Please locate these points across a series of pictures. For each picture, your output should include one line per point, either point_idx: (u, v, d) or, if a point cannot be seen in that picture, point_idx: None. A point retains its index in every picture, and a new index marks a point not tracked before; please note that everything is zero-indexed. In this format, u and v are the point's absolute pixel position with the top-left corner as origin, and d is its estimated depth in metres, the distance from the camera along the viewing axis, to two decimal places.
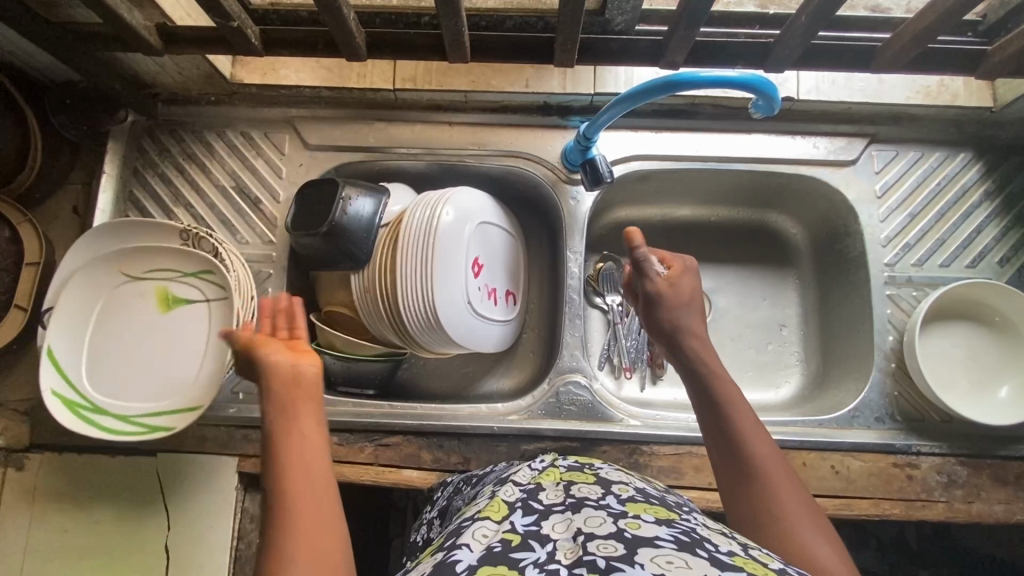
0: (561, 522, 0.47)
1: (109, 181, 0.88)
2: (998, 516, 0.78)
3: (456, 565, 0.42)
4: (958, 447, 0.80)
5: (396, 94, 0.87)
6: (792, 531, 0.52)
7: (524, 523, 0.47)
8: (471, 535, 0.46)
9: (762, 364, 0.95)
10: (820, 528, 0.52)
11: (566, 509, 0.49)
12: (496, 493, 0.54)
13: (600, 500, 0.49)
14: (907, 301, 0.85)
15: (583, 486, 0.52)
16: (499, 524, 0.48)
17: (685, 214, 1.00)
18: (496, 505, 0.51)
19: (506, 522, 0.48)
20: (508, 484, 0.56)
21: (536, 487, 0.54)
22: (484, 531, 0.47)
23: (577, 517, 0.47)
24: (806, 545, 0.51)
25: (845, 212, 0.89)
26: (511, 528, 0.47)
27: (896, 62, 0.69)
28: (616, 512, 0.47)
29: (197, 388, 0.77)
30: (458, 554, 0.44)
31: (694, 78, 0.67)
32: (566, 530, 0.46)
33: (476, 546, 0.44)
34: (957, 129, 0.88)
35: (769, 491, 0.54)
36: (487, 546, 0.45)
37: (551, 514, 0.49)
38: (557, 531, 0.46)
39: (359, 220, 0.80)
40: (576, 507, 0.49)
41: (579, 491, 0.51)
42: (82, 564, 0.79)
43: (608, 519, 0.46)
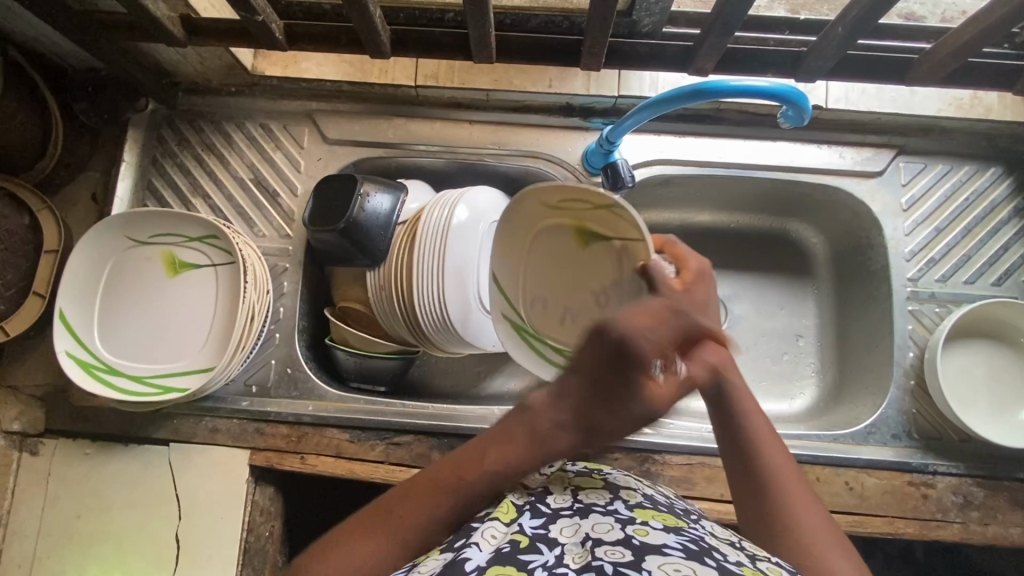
0: (568, 526, 0.47)
1: (128, 170, 0.88)
2: (1013, 539, 0.77)
3: (466, 564, 0.42)
4: (975, 468, 0.79)
5: (417, 90, 0.86)
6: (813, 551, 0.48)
7: (533, 526, 0.48)
8: (481, 534, 0.46)
9: (777, 374, 0.94)
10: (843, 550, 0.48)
11: (573, 514, 0.49)
12: None
13: (607, 507, 0.50)
14: (928, 317, 0.84)
15: (591, 492, 0.52)
16: (508, 526, 0.47)
17: (704, 219, 0.98)
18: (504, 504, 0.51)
19: (515, 523, 0.48)
20: None
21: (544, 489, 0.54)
22: (493, 532, 0.47)
23: (585, 523, 0.47)
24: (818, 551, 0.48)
25: (870, 224, 0.87)
26: (520, 530, 0.47)
27: (931, 75, 0.67)
28: (624, 518, 0.47)
29: (209, 348, 0.78)
30: (467, 552, 0.44)
31: (724, 86, 0.66)
32: (574, 535, 0.46)
33: (484, 547, 0.44)
34: (988, 143, 0.87)
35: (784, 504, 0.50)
36: (497, 546, 0.45)
37: (559, 518, 0.49)
38: (564, 535, 0.46)
39: (376, 218, 0.80)
40: (584, 513, 0.49)
41: (587, 496, 0.52)
42: (93, 550, 0.80)
43: (617, 526, 0.46)
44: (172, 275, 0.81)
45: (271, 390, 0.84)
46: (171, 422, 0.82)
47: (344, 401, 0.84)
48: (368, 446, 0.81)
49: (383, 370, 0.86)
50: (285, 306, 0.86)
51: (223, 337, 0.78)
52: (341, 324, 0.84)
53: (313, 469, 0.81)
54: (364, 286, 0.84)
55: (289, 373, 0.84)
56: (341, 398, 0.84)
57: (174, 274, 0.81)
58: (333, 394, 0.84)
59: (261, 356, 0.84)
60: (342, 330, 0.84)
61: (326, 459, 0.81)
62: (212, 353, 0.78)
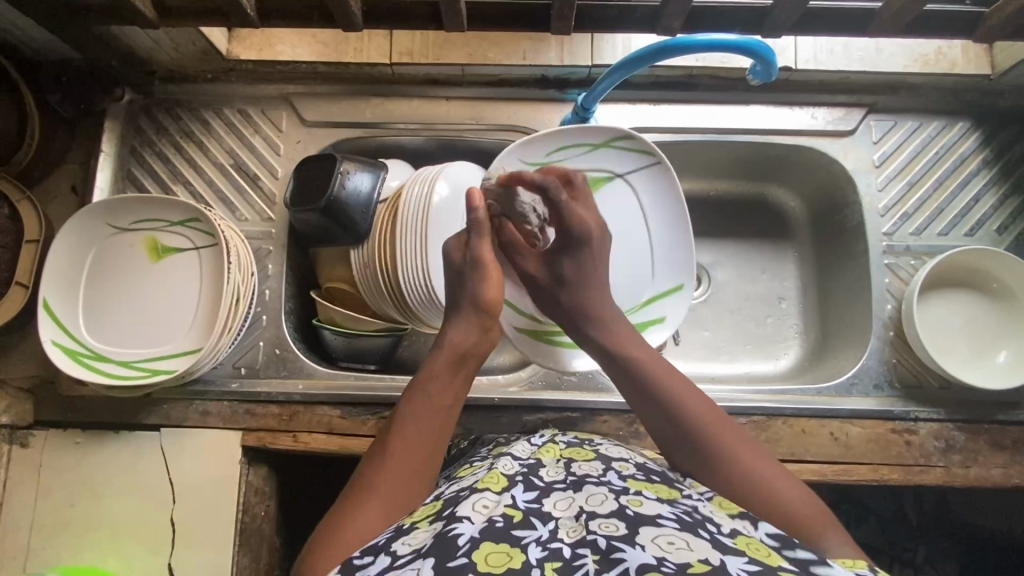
0: (563, 499, 0.51)
1: (107, 161, 0.88)
2: (995, 480, 0.78)
3: (458, 539, 0.45)
4: (956, 413, 0.80)
5: (393, 68, 0.87)
6: (760, 485, 0.55)
7: (525, 499, 0.51)
8: (472, 507, 0.49)
9: (761, 337, 0.96)
10: (785, 478, 0.56)
11: (567, 487, 0.52)
12: (496, 466, 0.57)
13: (601, 478, 0.54)
14: (904, 269, 0.86)
15: (584, 464, 0.57)
16: (500, 498, 0.50)
17: (684, 188, 1.00)
18: (495, 477, 0.54)
19: (507, 497, 0.51)
20: (508, 457, 0.59)
21: (537, 462, 0.57)
22: (485, 503, 0.50)
23: (579, 496, 0.50)
24: (778, 495, 0.54)
25: (844, 182, 0.89)
26: (512, 504, 0.50)
27: (892, 26, 0.68)
28: (618, 489, 0.51)
29: (196, 332, 0.78)
30: (459, 526, 0.47)
31: (693, 41, 0.67)
32: (568, 508, 0.49)
33: (477, 519, 0.47)
34: (955, 98, 0.89)
35: (722, 449, 0.57)
36: (489, 519, 0.48)
37: (553, 492, 0.52)
38: (559, 508, 0.50)
39: (357, 197, 0.81)
40: (577, 485, 0.52)
41: (580, 469, 0.55)
42: (88, 537, 0.80)
43: (611, 496, 0.50)
44: (156, 260, 0.81)
45: (260, 370, 0.84)
46: (161, 407, 0.82)
47: (334, 378, 0.84)
48: (361, 421, 0.82)
49: (374, 347, 0.87)
50: (271, 288, 0.86)
51: (209, 319, 0.78)
52: (326, 304, 0.84)
53: (305, 446, 0.81)
54: (348, 264, 0.84)
55: (278, 353, 0.85)
56: (331, 376, 0.84)
57: (157, 259, 0.81)
58: (322, 372, 0.84)
59: (249, 338, 0.85)
60: (327, 309, 0.85)
61: (319, 436, 0.82)
62: (199, 335, 0.78)
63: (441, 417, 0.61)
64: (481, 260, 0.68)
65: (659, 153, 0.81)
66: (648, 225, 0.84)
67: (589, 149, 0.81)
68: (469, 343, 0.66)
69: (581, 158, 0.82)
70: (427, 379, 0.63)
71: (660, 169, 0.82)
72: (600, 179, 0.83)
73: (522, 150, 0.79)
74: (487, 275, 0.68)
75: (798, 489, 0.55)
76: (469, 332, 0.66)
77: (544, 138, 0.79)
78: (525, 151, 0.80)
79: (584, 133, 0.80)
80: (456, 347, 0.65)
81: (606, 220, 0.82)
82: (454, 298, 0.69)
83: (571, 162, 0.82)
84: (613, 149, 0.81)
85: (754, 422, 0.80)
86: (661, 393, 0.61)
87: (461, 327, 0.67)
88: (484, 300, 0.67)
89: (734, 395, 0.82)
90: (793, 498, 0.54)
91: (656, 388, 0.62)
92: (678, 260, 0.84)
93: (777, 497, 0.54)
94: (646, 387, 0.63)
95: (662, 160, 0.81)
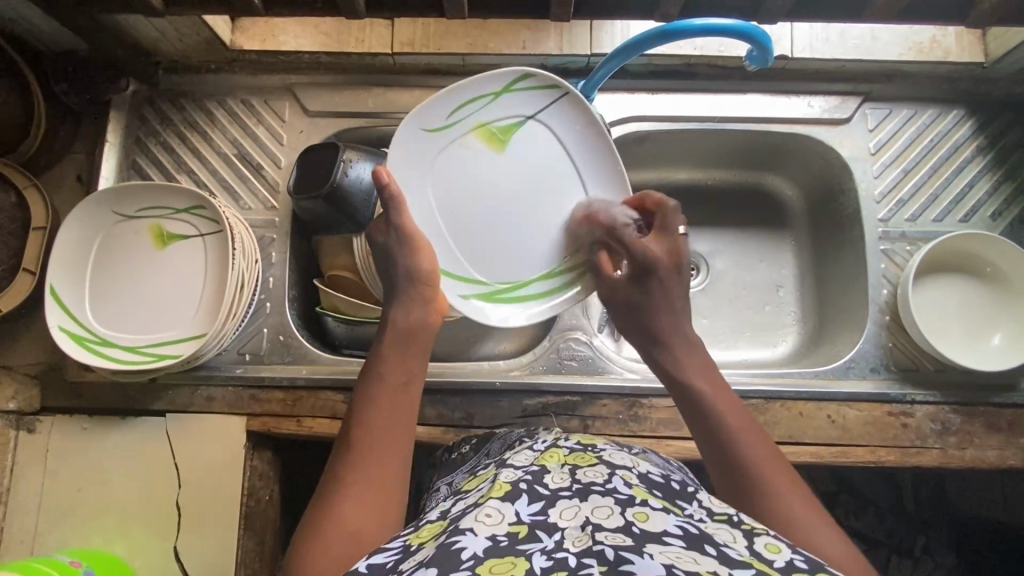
0: (568, 508, 0.50)
1: (112, 151, 0.89)
2: (990, 461, 0.79)
3: (462, 553, 0.45)
4: (951, 395, 0.81)
5: (395, 58, 0.88)
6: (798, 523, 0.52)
7: (531, 512, 0.50)
8: (475, 518, 0.49)
9: (759, 324, 0.97)
10: (823, 519, 0.53)
11: (573, 495, 0.51)
12: (498, 476, 0.56)
13: (606, 485, 0.52)
14: (900, 255, 0.87)
15: (588, 470, 0.55)
16: (504, 510, 0.50)
17: (682, 177, 1.01)
18: (499, 487, 0.54)
19: (511, 510, 0.50)
20: (510, 466, 0.58)
21: (541, 469, 0.56)
22: (489, 513, 0.50)
23: (585, 506, 0.50)
24: (817, 537, 0.51)
25: (840, 169, 0.90)
26: (517, 519, 0.49)
27: (886, 13, 0.70)
28: (624, 499, 0.50)
29: (201, 317, 0.79)
30: (463, 538, 0.46)
31: (689, 26, 0.68)
32: (575, 518, 0.49)
33: (481, 533, 0.47)
34: (950, 86, 0.90)
35: (766, 478, 0.55)
36: (494, 535, 0.48)
37: (559, 501, 0.51)
38: (564, 519, 0.49)
39: (360, 184, 0.81)
40: (583, 493, 0.51)
41: (585, 476, 0.54)
42: (95, 521, 0.81)
43: (617, 510, 0.49)
44: (161, 247, 0.82)
45: (265, 357, 0.85)
46: (166, 392, 0.83)
47: (337, 364, 0.85)
48: None
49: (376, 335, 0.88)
50: (274, 276, 0.87)
51: (214, 305, 0.79)
52: (328, 291, 0.85)
53: (310, 430, 0.82)
54: (350, 252, 0.85)
55: (282, 340, 0.86)
56: (335, 362, 0.85)
57: (162, 247, 0.82)
58: (325, 358, 0.85)
59: (253, 325, 0.86)
60: (329, 297, 0.85)
61: (323, 420, 0.83)
62: (203, 321, 0.79)
63: (396, 396, 0.62)
64: (405, 231, 0.68)
65: (564, 84, 0.73)
66: (572, 159, 0.76)
67: (489, 98, 0.72)
68: (418, 317, 0.67)
69: (483, 111, 0.73)
70: (377, 361, 0.64)
71: (568, 99, 0.73)
72: (512, 124, 0.74)
73: (416, 119, 0.69)
74: (417, 247, 0.69)
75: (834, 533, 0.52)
76: (416, 307, 0.68)
77: (438, 98, 0.69)
78: (421, 119, 0.70)
79: (479, 86, 0.71)
80: (404, 327, 0.66)
81: (526, 167, 0.75)
82: (388, 275, 0.70)
83: (478, 117, 0.73)
84: (516, 92, 0.73)
85: (753, 405, 0.81)
86: (718, 416, 0.61)
87: (403, 305, 0.68)
88: (420, 271, 0.69)
89: (732, 379, 0.83)
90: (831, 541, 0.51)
91: (706, 408, 0.62)
92: (608, 187, 0.77)
93: (817, 540, 0.51)
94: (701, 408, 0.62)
95: (568, 88, 0.73)
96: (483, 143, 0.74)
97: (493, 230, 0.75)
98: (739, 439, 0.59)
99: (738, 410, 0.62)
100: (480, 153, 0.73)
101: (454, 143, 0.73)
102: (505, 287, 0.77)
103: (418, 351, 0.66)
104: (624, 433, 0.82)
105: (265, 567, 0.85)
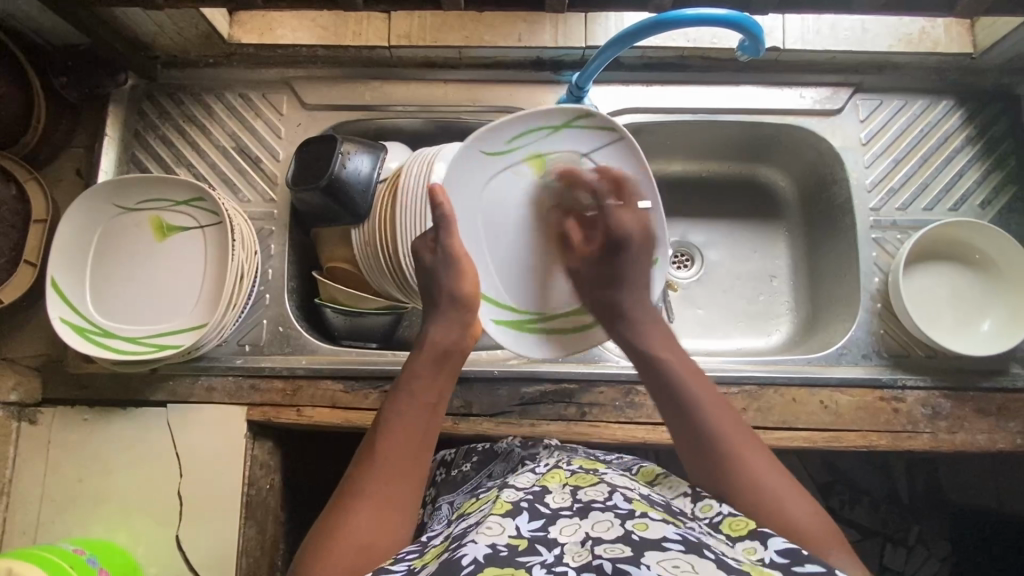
0: (569, 526, 0.51)
1: (112, 145, 0.90)
2: (980, 445, 0.81)
3: (463, 561, 0.46)
4: (942, 380, 0.83)
5: (392, 51, 0.89)
6: (766, 496, 0.56)
7: (531, 528, 0.51)
8: (478, 532, 0.50)
9: (754, 314, 0.98)
10: (793, 489, 0.56)
11: (573, 514, 0.53)
12: (500, 495, 0.58)
13: (606, 501, 0.53)
14: (891, 243, 0.88)
15: (589, 489, 0.56)
16: (505, 526, 0.51)
17: (676, 169, 1.02)
18: (501, 502, 0.55)
19: (512, 524, 0.51)
20: (512, 486, 0.59)
21: (542, 489, 0.57)
22: (490, 526, 0.51)
23: (585, 522, 0.51)
24: (785, 509, 0.55)
25: (832, 160, 0.92)
26: (517, 533, 0.51)
27: (874, 3, 0.71)
28: (624, 512, 0.51)
29: (201, 308, 0.80)
30: (465, 550, 0.48)
31: (681, 16, 0.69)
32: (574, 534, 0.50)
33: (483, 542, 0.49)
34: (939, 77, 0.91)
35: (732, 454, 0.58)
36: (494, 546, 0.49)
37: (559, 519, 0.52)
38: (564, 535, 0.50)
39: (357, 176, 0.82)
40: (583, 512, 0.53)
41: (586, 495, 0.55)
42: (97, 511, 0.82)
43: (616, 523, 0.50)
44: (161, 239, 0.83)
45: (264, 347, 0.86)
46: (167, 383, 0.84)
47: (336, 354, 0.86)
48: (363, 395, 0.84)
49: (375, 326, 0.89)
50: (273, 268, 0.88)
51: (214, 295, 0.80)
52: (326, 282, 0.86)
53: (310, 420, 0.83)
54: (349, 244, 0.86)
55: (281, 331, 0.86)
56: (334, 352, 0.86)
57: (162, 238, 0.83)
58: (325, 348, 0.86)
59: (253, 316, 0.86)
60: (328, 287, 0.86)
61: (322, 410, 0.83)
62: (204, 311, 0.80)
63: (424, 414, 0.62)
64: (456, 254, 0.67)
65: (621, 129, 0.74)
66: None
67: (549, 131, 0.74)
68: (452, 339, 0.67)
69: (539, 143, 0.75)
70: (409, 378, 0.64)
71: (624, 144, 0.74)
72: (563, 160, 0.76)
73: (478, 141, 0.71)
74: (462, 271, 0.68)
75: (809, 511, 0.55)
76: (449, 326, 0.67)
77: (502, 125, 0.71)
78: (481, 142, 0.72)
79: (543, 116, 0.73)
80: (440, 347, 0.66)
81: (570, 207, 0.77)
82: (430, 295, 0.69)
83: (534, 147, 0.75)
84: (572, 129, 0.74)
85: (747, 391, 0.82)
86: (684, 393, 0.63)
87: (443, 322, 0.67)
88: (460, 294, 0.68)
89: (726, 366, 0.84)
90: (799, 512, 0.55)
91: (682, 386, 0.63)
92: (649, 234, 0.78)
93: (788, 515, 0.55)
94: (671, 385, 0.64)
95: (624, 135, 0.73)
96: (533, 171, 0.76)
97: (523, 252, 0.77)
98: (704, 409, 0.61)
99: (707, 386, 0.63)
100: (526, 183, 0.76)
101: (502, 170, 0.74)
102: (532, 318, 0.79)
103: (450, 372, 0.66)
104: (621, 419, 0.83)
105: (266, 556, 0.85)
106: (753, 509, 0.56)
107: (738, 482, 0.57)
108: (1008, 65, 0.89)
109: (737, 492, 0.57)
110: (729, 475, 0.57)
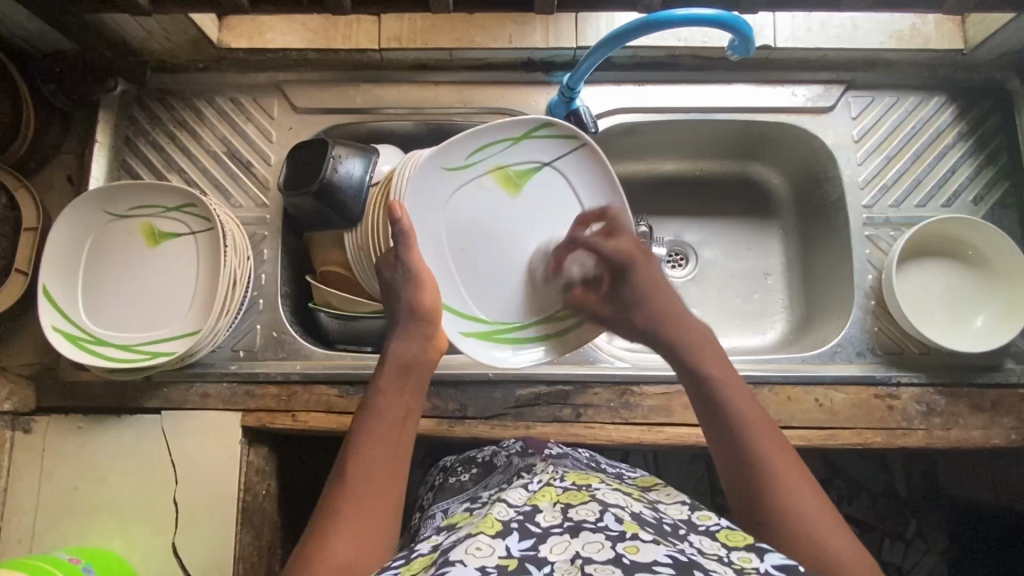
0: (559, 544, 0.51)
1: (102, 151, 0.89)
2: (975, 441, 0.81)
3: None
4: (936, 377, 0.83)
5: (383, 54, 0.89)
6: (818, 541, 0.55)
7: (521, 548, 0.51)
8: (465, 550, 0.50)
9: (748, 312, 0.98)
10: (842, 536, 0.55)
11: (564, 532, 0.52)
12: (490, 511, 0.57)
13: (598, 522, 0.53)
14: (885, 241, 0.88)
15: (580, 507, 0.55)
16: (493, 544, 0.51)
17: (670, 168, 1.02)
18: (490, 521, 0.55)
19: (501, 545, 0.51)
20: (504, 502, 0.59)
21: (533, 508, 0.57)
22: (479, 546, 0.51)
23: (576, 541, 0.51)
24: (834, 552, 0.54)
25: (825, 157, 0.92)
26: (506, 553, 0.51)
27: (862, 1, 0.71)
28: (615, 534, 0.51)
29: (194, 315, 0.80)
30: (452, 568, 0.48)
31: (670, 16, 0.69)
32: (564, 552, 0.50)
33: (470, 563, 0.48)
34: (931, 73, 0.91)
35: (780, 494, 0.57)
36: (483, 566, 0.48)
37: (550, 537, 0.52)
38: (554, 553, 0.51)
39: (349, 181, 0.82)
40: (574, 531, 0.52)
41: (577, 513, 0.55)
42: (92, 519, 0.82)
43: (607, 544, 0.50)
44: (152, 246, 0.82)
45: (258, 353, 0.86)
46: (161, 390, 0.84)
47: (330, 359, 0.86)
48: (358, 399, 0.83)
49: (369, 330, 0.89)
50: (267, 273, 0.88)
51: (207, 302, 0.80)
52: (320, 287, 0.86)
53: (304, 425, 0.83)
54: (342, 248, 0.86)
55: (275, 336, 0.86)
56: (328, 356, 0.86)
57: (154, 245, 0.82)
58: (319, 353, 0.86)
59: (247, 321, 0.86)
60: (322, 292, 0.86)
61: (317, 415, 0.83)
62: (197, 318, 0.80)
63: (393, 430, 0.63)
64: (414, 268, 0.69)
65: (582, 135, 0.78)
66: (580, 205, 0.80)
67: (508, 144, 0.78)
68: (415, 354, 0.68)
69: (503, 155, 0.79)
70: (375, 397, 0.65)
71: (584, 150, 0.78)
72: (529, 170, 0.80)
73: (438, 154, 0.75)
74: (420, 282, 0.69)
75: (856, 550, 0.55)
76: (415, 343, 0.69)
77: (460, 139, 0.75)
78: (443, 156, 0.75)
79: (503, 130, 0.77)
80: (405, 361, 0.67)
81: (539, 213, 0.80)
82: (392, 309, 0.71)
83: (499, 160, 0.78)
84: (534, 139, 0.78)
85: None
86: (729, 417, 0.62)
87: (401, 338, 0.69)
88: (420, 306, 0.69)
89: None
90: (849, 557, 0.54)
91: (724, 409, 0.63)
92: None
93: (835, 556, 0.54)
94: (715, 408, 0.64)
95: (585, 141, 0.78)
96: (498, 185, 0.79)
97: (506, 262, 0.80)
98: (746, 432, 0.61)
99: (752, 407, 0.63)
100: (493, 195, 0.79)
101: (467, 181, 0.78)
102: (502, 329, 0.81)
103: (416, 387, 0.67)
104: (616, 420, 0.83)
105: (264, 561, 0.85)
106: (805, 556, 0.54)
107: (790, 525, 0.56)
108: (998, 59, 0.89)
109: (792, 539, 0.55)
110: (780, 515, 0.56)
